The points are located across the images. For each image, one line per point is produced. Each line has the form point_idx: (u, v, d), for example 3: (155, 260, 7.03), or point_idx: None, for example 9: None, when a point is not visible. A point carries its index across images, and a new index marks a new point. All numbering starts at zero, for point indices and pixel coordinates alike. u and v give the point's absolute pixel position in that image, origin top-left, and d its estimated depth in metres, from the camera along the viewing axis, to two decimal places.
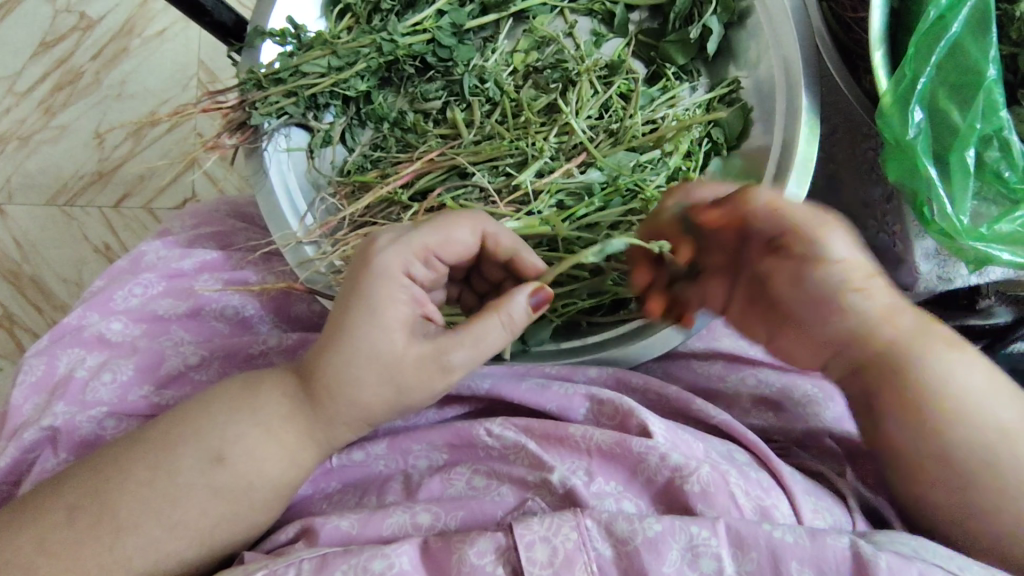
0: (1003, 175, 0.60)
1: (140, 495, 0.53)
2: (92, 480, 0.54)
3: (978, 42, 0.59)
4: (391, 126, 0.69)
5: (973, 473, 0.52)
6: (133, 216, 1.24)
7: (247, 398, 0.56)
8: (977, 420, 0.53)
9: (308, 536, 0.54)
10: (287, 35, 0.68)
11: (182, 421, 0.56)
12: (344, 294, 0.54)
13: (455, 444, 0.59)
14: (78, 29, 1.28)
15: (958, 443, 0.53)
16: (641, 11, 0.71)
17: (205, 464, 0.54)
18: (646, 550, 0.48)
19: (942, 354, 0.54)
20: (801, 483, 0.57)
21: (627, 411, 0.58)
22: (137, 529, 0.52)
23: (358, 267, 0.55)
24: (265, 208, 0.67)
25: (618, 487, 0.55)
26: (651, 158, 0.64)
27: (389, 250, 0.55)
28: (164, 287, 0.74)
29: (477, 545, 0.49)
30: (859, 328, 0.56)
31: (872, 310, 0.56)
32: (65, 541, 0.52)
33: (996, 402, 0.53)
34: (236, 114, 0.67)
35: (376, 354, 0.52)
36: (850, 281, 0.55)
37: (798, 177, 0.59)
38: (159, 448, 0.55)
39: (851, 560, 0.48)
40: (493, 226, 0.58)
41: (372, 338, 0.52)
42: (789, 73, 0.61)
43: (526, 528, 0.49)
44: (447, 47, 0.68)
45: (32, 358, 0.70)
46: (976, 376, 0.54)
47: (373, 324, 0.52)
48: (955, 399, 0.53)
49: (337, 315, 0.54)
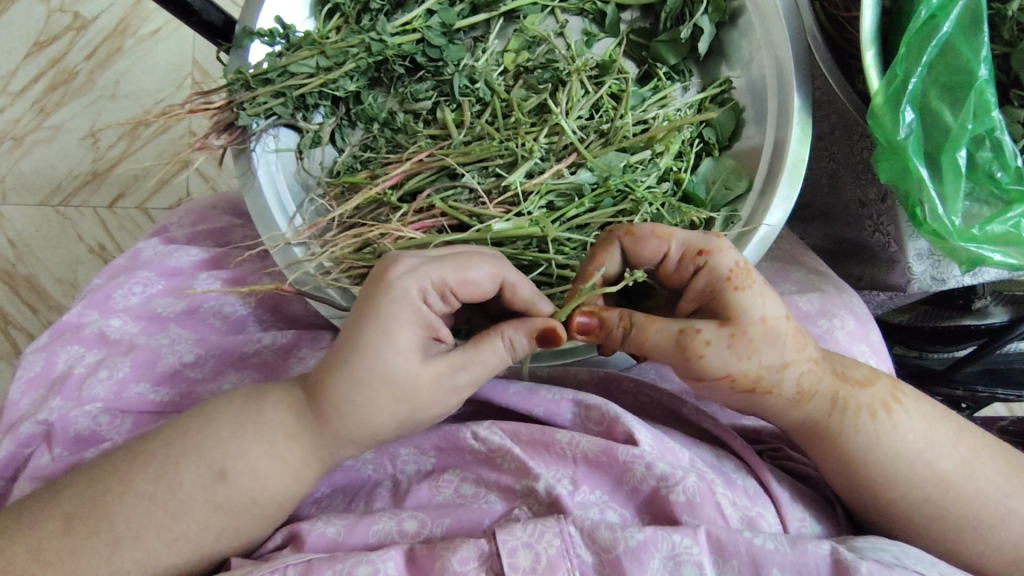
0: (996, 176, 0.59)
1: (137, 503, 0.53)
2: (90, 488, 0.54)
3: (969, 42, 0.58)
4: (381, 126, 0.68)
5: (923, 519, 0.54)
6: (128, 216, 1.24)
7: (248, 406, 0.55)
8: (921, 474, 0.54)
9: (295, 542, 0.53)
10: (276, 35, 0.67)
11: (177, 425, 0.55)
12: (359, 312, 0.51)
13: (444, 448, 0.58)
14: (71, 28, 1.28)
15: (897, 499, 0.54)
16: (633, 11, 0.71)
17: (207, 480, 0.53)
18: (628, 558, 0.48)
19: (869, 424, 0.54)
20: (788, 490, 0.57)
21: (613, 418, 0.57)
22: (135, 537, 0.52)
23: (372, 288, 0.52)
24: (254, 209, 0.66)
25: (603, 497, 0.54)
26: (642, 159, 0.63)
27: (409, 275, 0.51)
28: (164, 286, 0.73)
29: (460, 552, 0.48)
30: (771, 410, 0.55)
31: (785, 403, 0.54)
32: (61, 551, 0.52)
33: (938, 451, 0.54)
34: (225, 115, 0.67)
35: (386, 371, 0.50)
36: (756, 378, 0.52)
37: (790, 179, 0.59)
38: (161, 459, 0.54)
39: (832, 563, 0.48)
40: (514, 274, 0.54)
41: (387, 363, 0.50)
42: (781, 73, 0.61)
43: (509, 534, 0.48)
44: (436, 47, 0.67)
45: (32, 354, 0.70)
46: (910, 437, 0.54)
47: (386, 352, 0.50)
48: (897, 460, 0.54)
49: (347, 337, 0.51)
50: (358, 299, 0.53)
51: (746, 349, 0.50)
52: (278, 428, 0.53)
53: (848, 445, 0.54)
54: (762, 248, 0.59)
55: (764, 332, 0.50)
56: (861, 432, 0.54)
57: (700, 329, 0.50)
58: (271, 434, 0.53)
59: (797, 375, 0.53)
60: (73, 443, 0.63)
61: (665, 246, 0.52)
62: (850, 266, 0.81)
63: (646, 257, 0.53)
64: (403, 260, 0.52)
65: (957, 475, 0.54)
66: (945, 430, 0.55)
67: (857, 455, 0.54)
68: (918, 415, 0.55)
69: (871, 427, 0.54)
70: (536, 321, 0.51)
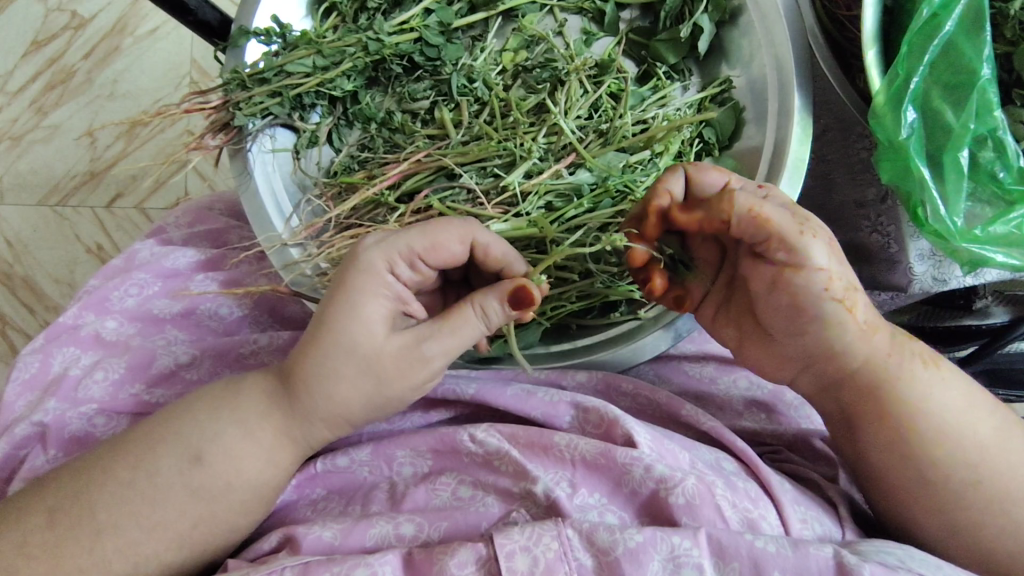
0: (998, 176, 0.59)
1: (118, 493, 0.52)
2: (74, 482, 0.53)
3: (972, 40, 0.58)
4: (379, 125, 0.68)
5: (960, 489, 0.53)
6: (126, 216, 1.23)
7: (218, 393, 0.55)
8: (961, 438, 0.53)
9: (290, 545, 0.53)
10: (272, 35, 0.66)
11: (163, 420, 0.55)
12: (331, 289, 0.52)
13: (440, 450, 0.58)
14: (70, 28, 1.27)
15: (937, 459, 0.53)
16: (632, 9, 0.70)
17: (183, 465, 0.53)
18: (627, 560, 0.47)
19: (920, 374, 0.54)
20: (791, 492, 0.56)
21: (612, 420, 0.57)
22: (119, 529, 0.52)
23: (347, 263, 0.52)
24: (249, 209, 0.66)
25: (601, 499, 0.54)
26: (641, 159, 0.63)
27: (376, 247, 0.51)
28: (160, 287, 0.73)
29: (457, 555, 0.48)
30: (832, 345, 0.53)
31: (851, 335, 0.52)
32: (45, 544, 0.52)
33: (977, 418, 0.54)
34: (221, 115, 0.66)
35: (354, 347, 0.49)
36: (831, 291, 0.50)
37: (791, 178, 0.59)
38: (141, 447, 0.54)
39: (836, 568, 0.47)
40: (486, 235, 0.52)
41: (352, 333, 0.49)
42: (781, 71, 0.61)
43: (507, 537, 0.48)
44: (434, 46, 0.67)
45: (27, 355, 0.69)
46: (954, 395, 0.54)
47: (350, 319, 0.50)
48: (939, 417, 0.53)
49: (318, 313, 0.51)
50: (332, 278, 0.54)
51: (837, 255, 0.50)
52: (269, 427, 0.53)
53: (897, 397, 0.53)
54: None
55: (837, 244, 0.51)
56: (913, 383, 0.53)
57: (805, 219, 0.50)
58: (243, 419, 0.53)
59: (863, 307, 0.52)
60: (68, 443, 0.62)
61: (727, 179, 0.52)
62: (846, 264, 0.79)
63: (709, 188, 0.52)
64: (374, 234, 0.53)
65: (994, 447, 0.53)
66: (983, 401, 0.55)
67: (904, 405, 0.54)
68: (959, 379, 0.55)
69: (925, 376, 0.54)
70: (505, 285, 0.49)
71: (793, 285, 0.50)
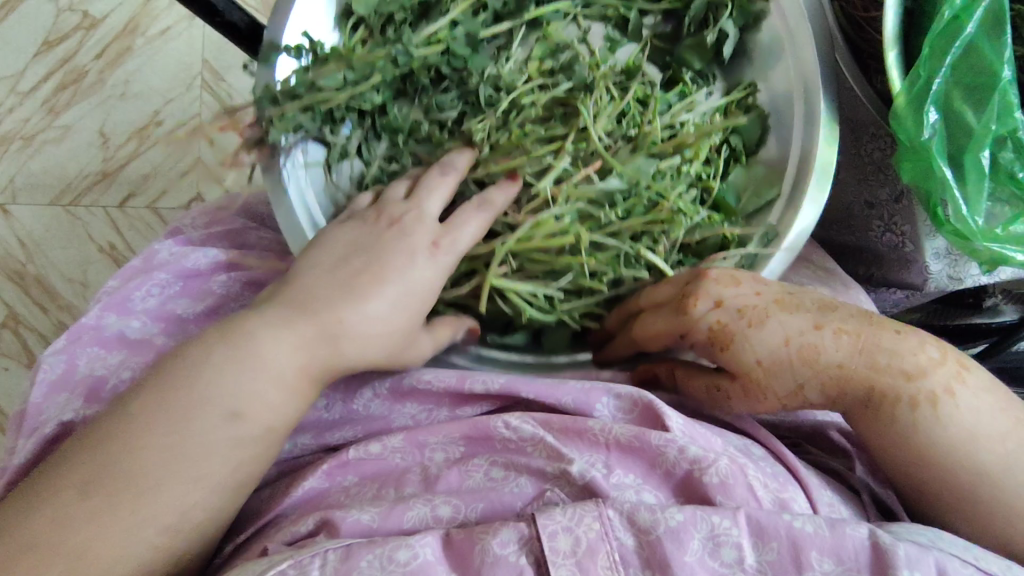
0: (1018, 176, 0.60)
1: (154, 459, 0.51)
2: (98, 456, 0.51)
3: (992, 43, 0.58)
4: (406, 136, 0.68)
5: (974, 498, 0.54)
6: (139, 216, 1.24)
7: (239, 340, 0.54)
8: (968, 465, 0.53)
9: (328, 528, 0.53)
10: (302, 49, 0.66)
11: (179, 386, 0.52)
12: (378, 268, 0.57)
13: (473, 437, 0.58)
14: (81, 28, 1.28)
15: (964, 482, 0.54)
16: (654, 14, 0.71)
17: (221, 421, 0.52)
18: (669, 539, 0.48)
19: (936, 429, 0.53)
20: (816, 478, 0.59)
21: (649, 405, 0.58)
22: (158, 488, 0.51)
23: (403, 250, 0.58)
24: (286, 224, 0.65)
25: (638, 479, 0.55)
26: (673, 165, 0.64)
27: (420, 230, 0.59)
28: (183, 287, 0.73)
29: (500, 535, 0.49)
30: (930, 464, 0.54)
31: (946, 449, 0.53)
32: (85, 514, 0.49)
33: (989, 441, 0.53)
34: (253, 132, 0.65)
35: (393, 310, 0.56)
36: (937, 391, 0.53)
37: (819, 182, 0.61)
38: (164, 415, 0.52)
39: (871, 551, 0.48)
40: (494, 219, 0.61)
41: (399, 299, 0.57)
42: (808, 81, 0.62)
43: (549, 518, 0.49)
44: (461, 57, 0.67)
45: (50, 358, 0.67)
46: (962, 422, 0.53)
47: (399, 288, 0.57)
48: (974, 430, 0.53)
49: (352, 283, 0.56)
50: (365, 256, 0.58)
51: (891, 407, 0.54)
52: (282, 365, 0.54)
53: (925, 438, 0.53)
54: (790, 255, 0.61)
55: (811, 355, 0.54)
56: (938, 417, 0.53)
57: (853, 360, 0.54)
58: (277, 373, 0.54)
59: (931, 416, 0.53)
60: None
61: None
62: (858, 267, 0.83)
63: None
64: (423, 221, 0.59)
65: (1002, 468, 0.53)
66: (997, 427, 0.54)
67: (907, 362, 0.54)
68: (971, 410, 0.53)
69: (934, 418, 0.53)
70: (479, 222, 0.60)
71: (899, 417, 0.53)
